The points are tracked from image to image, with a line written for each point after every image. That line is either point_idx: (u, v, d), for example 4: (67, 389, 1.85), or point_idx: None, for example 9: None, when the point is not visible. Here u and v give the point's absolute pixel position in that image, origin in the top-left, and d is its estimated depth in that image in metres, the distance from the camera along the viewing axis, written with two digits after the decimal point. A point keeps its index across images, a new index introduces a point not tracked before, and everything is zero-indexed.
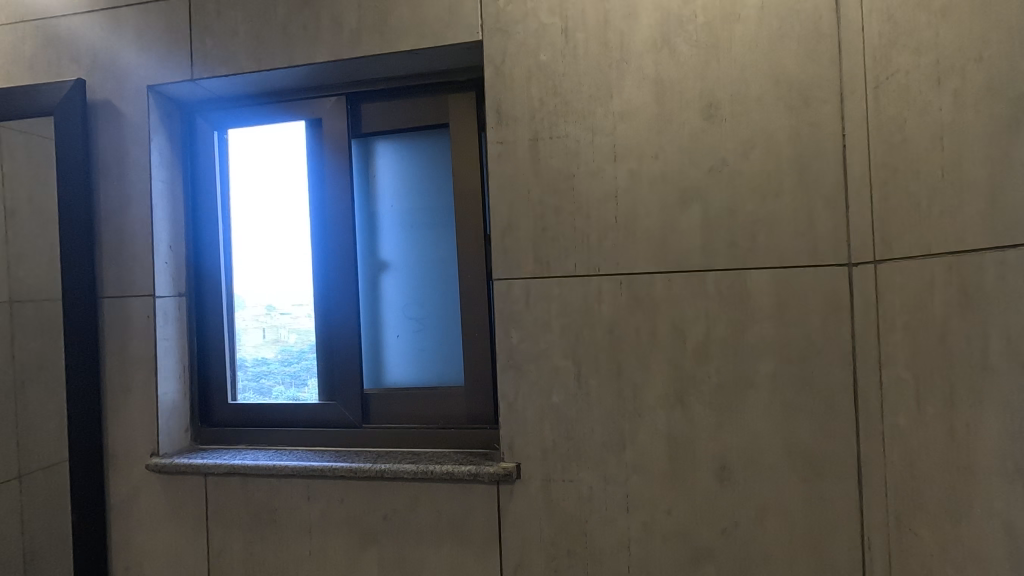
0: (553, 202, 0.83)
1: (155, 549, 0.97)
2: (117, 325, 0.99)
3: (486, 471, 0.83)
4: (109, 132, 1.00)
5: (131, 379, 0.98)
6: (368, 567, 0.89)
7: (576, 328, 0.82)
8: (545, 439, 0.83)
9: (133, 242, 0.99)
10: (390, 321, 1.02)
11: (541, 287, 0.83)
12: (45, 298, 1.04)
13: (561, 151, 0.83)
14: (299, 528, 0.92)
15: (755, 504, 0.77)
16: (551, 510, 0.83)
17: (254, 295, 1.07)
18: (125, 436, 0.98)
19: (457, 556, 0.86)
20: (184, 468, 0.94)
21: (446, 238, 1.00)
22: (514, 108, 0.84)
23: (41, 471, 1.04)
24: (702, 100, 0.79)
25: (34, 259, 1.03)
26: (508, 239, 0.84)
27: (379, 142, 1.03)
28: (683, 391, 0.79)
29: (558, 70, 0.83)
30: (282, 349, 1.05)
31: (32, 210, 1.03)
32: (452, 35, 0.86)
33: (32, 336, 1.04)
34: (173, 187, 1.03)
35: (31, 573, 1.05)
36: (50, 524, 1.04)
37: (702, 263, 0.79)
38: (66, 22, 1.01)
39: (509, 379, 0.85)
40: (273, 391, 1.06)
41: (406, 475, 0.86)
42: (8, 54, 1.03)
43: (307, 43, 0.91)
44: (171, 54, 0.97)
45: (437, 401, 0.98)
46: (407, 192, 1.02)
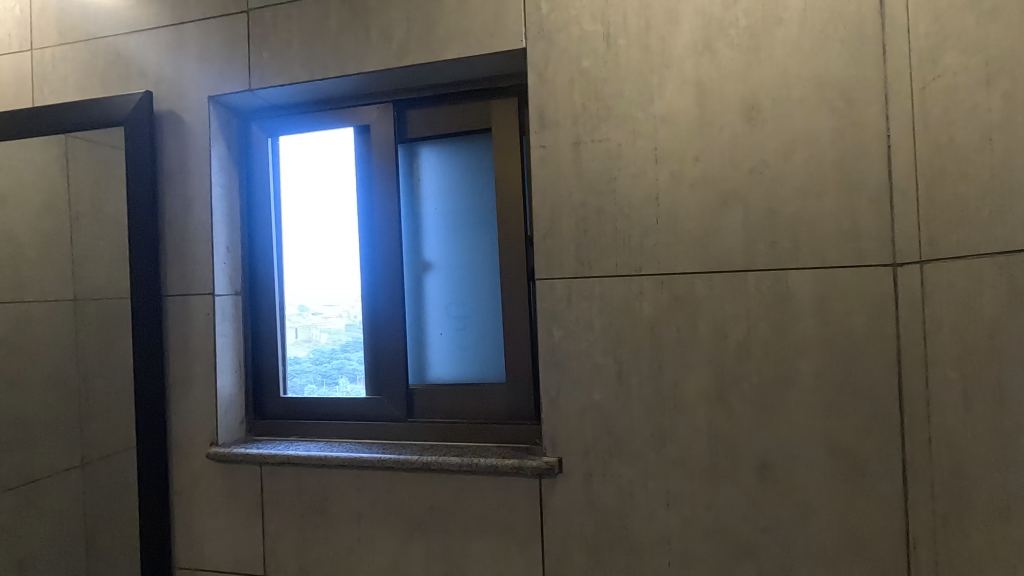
0: (595, 204, 0.85)
1: (214, 533, 1.03)
2: (178, 322, 1.05)
3: (529, 465, 0.86)
4: (174, 139, 1.06)
5: (192, 372, 1.04)
6: (414, 555, 0.93)
7: (616, 326, 0.85)
8: (586, 435, 0.86)
9: (194, 243, 1.04)
10: (434, 319, 1.06)
11: (583, 286, 0.86)
12: (105, 296, 1.14)
13: (603, 155, 0.85)
14: (349, 517, 0.96)
15: (797, 502, 0.78)
16: (593, 503, 0.85)
17: (288, 295, 1.12)
18: (186, 426, 1.04)
19: (501, 547, 0.89)
20: (241, 458, 0.99)
21: (485, 239, 1.03)
22: (557, 114, 0.87)
23: (103, 459, 1.14)
24: (743, 102, 0.80)
25: (95, 261, 1.14)
26: (550, 240, 0.87)
27: (423, 147, 1.07)
28: (723, 389, 0.81)
29: (601, 75, 0.85)
30: (314, 349, 1.11)
31: (93, 216, 1.13)
32: (497, 43, 0.89)
33: (94, 332, 1.14)
34: (231, 192, 1.09)
35: (92, 552, 1.15)
36: (109, 508, 1.13)
37: (744, 263, 0.80)
38: (134, 39, 1.08)
39: (551, 375, 0.87)
40: (304, 390, 1.11)
41: (452, 467, 0.89)
42: (81, 69, 1.11)
43: (358, 53, 0.96)
44: (230, 66, 1.02)
45: (477, 397, 1.02)
46: (450, 195, 1.05)
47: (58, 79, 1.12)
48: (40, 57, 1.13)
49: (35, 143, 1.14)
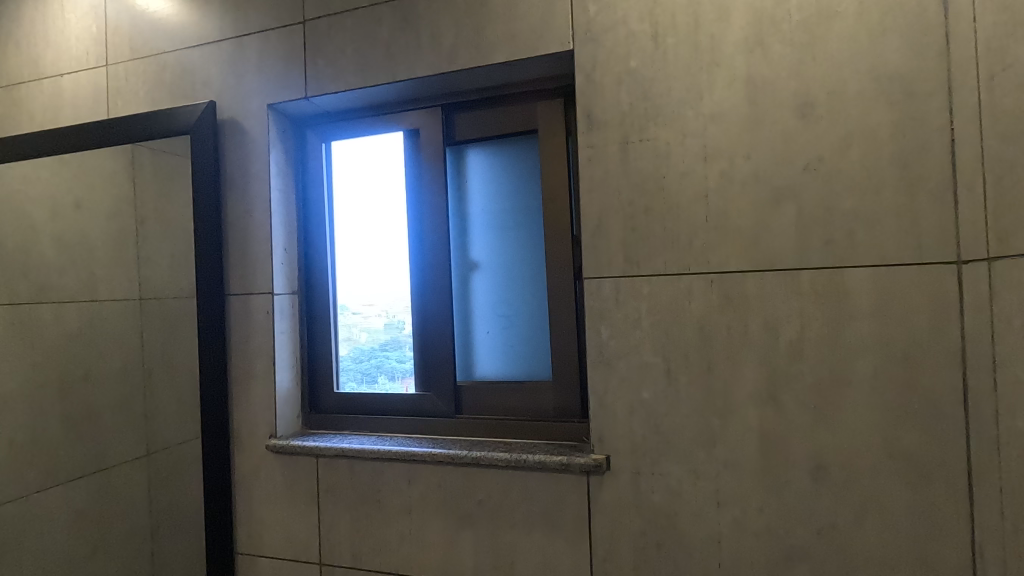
0: (643, 203, 0.86)
1: (272, 522, 1.08)
2: (240, 319, 1.10)
3: (577, 462, 0.87)
4: (236, 145, 1.11)
5: (252, 367, 1.09)
6: (463, 549, 0.95)
7: (665, 325, 0.85)
8: (634, 433, 0.86)
9: (254, 245, 1.09)
10: (481, 318, 1.08)
11: (631, 285, 0.86)
12: (167, 296, 1.21)
13: (651, 154, 0.85)
14: (400, 509, 0.99)
15: (852, 505, 0.77)
16: (640, 501, 0.85)
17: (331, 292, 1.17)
18: (246, 419, 1.10)
19: (548, 543, 0.91)
20: (299, 450, 1.04)
21: (531, 239, 1.05)
22: (604, 114, 0.87)
23: (164, 450, 1.22)
24: (796, 98, 0.79)
25: (158, 263, 1.22)
26: (598, 239, 0.88)
27: (470, 150, 1.10)
28: (775, 389, 0.80)
29: (648, 75, 0.85)
30: (354, 347, 1.16)
31: (157, 221, 1.21)
32: (545, 45, 0.91)
33: (158, 330, 1.23)
34: (288, 195, 1.14)
35: (155, 538, 1.23)
36: (170, 496, 1.21)
37: (797, 262, 0.79)
38: (199, 51, 1.14)
39: (599, 373, 0.88)
40: (345, 386, 1.16)
41: (500, 462, 0.91)
42: (150, 82, 1.18)
43: (409, 59, 0.99)
44: (287, 74, 1.07)
45: (524, 394, 1.04)
46: (497, 195, 1.07)
47: (131, 92, 1.19)
48: (115, 71, 1.21)
49: (108, 152, 1.22)
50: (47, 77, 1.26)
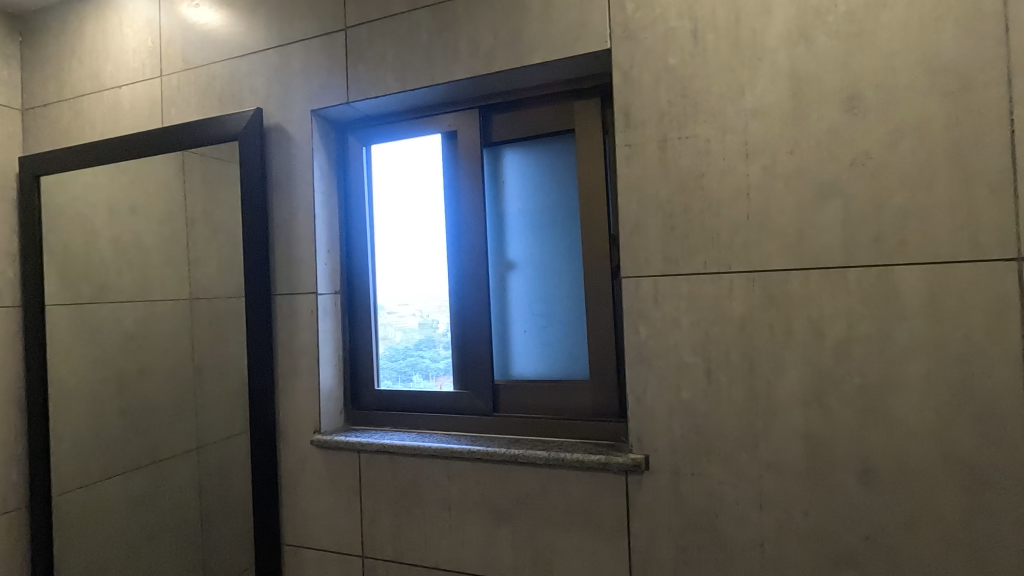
0: (682, 201, 0.85)
1: (317, 514, 1.12)
2: (285, 318, 1.14)
3: (615, 462, 0.87)
4: (281, 150, 1.15)
5: (297, 365, 1.13)
6: (502, 545, 0.97)
7: (705, 325, 0.84)
8: (674, 433, 0.85)
9: (299, 246, 1.13)
10: (518, 317, 1.09)
11: (670, 284, 0.86)
12: (216, 296, 1.27)
13: (690, 152, 0.84)
14: (440, 504, 1.01)
15: (904, 511, 0.74)
16: (681, 502, 0.85)
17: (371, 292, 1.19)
18: (292, 415, 1.14)
19: (587, 541, 0.91)
20: (342, 445, 1.07)
21: (568, 238, 1.05)
22: (642, 112, 0.87)
23: (213, 444, 1.27)
24: (843, 92, 0.77)
25: (207, 265, 1.28)
26: (636, 238, 0.87)
27: (507, 150, 1.11)
28: (821, 390, 0.78)
29: (688, 71, 0.84)
30: (389, 346, 1.19)
31: (207, 224, 1.27)
32: (582, 45, 0.91)
33: (207, 328, 1.28)
34: (330, 198, 1.17)
35: (205, 527, 1.28)
36: (219, 488, 1.26)
37: (844, 259, 0.77)
38: (246, 60, 1.18)
39: (637, 373, 0.88)
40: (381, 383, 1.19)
41: (539, 460, 0.92)
42: (201, 91, 1.23)
43: (447, 62, 1.00)
44: (330, 81, 1.10)
45: (562, 393, 1.04)
46: (534, 195, 1.08)
47: (183, 101, 1.25)
48: (168, 82, 1.27)
49: (161, 160, 1.28)
50: (107, 90, 1.33)
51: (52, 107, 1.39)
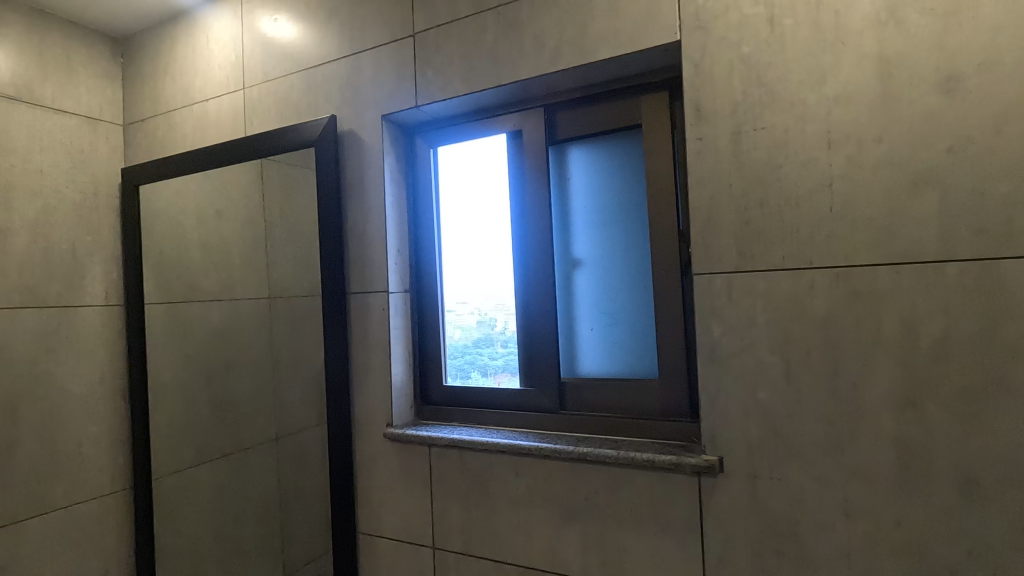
0: (758, 195, 0.82)
1: (389, 505, 1.16)
2: (358, 316, 1.19)
3: (688, 462, 0.85)
4: (354, 155, 1.20)
5: (370, 361, 1.18)
6: (570, 543, 0.97)
7: (784, 323, 0.80)
8: (750, 435, 0.82)
9: (371, 246, 1.18)
10: (584, 315, 1.09)
11: (745, 280, 0.83)
12: (292, 295, 1.34)
13: (766, 143, 0.81)
14: (508, 500, 1.03)
15: (1012, 525, 0.68)
16: (758, 507, 0.82)
17: (437, 290, 1.23)
18: (366, 408, 1.18)
19: (658, 542, 0.89)
20: (413, 439, 1.10)
21: (635, 235, 1.04)
22: (715, 104, 0.84)
23: (290, 434, 1.35)
24: (938, 74, 0.71)
25: (284, 265, 1.35)
26: (708, 234, 0.85)
27: (572, 148, 1.11)
28: (914, 393, 0.73)
29: (764, 60, 0.81)
30: (448, 344, 1.23)
31: (284, 227, 1.35)
32: (651, 39, 0.89)
33: (285, 326, 1.36)
34: (400, 200, 1.21)
35: (284, 513, 1.36)
36: (296, 477, 1.34)
37: (939, 253, 0.72)
38: (321, 70, 1.24)
39: (710, 372, 0.85)
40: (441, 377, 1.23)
41: (608, 459, 0.91)
42: (279, 101, 1.30)
43: (513, 62, 1.01)
44: (399, 86, 1.14)
45: (630, 391, 1.03)
46: (600, 192, 1.08)
47: (263, 111, 1.32)
48: (250, 93, 1.34)
49: (243, 167, 1.37)
50: (196, 103, 1.43)
51: (149, 122, 1.51)
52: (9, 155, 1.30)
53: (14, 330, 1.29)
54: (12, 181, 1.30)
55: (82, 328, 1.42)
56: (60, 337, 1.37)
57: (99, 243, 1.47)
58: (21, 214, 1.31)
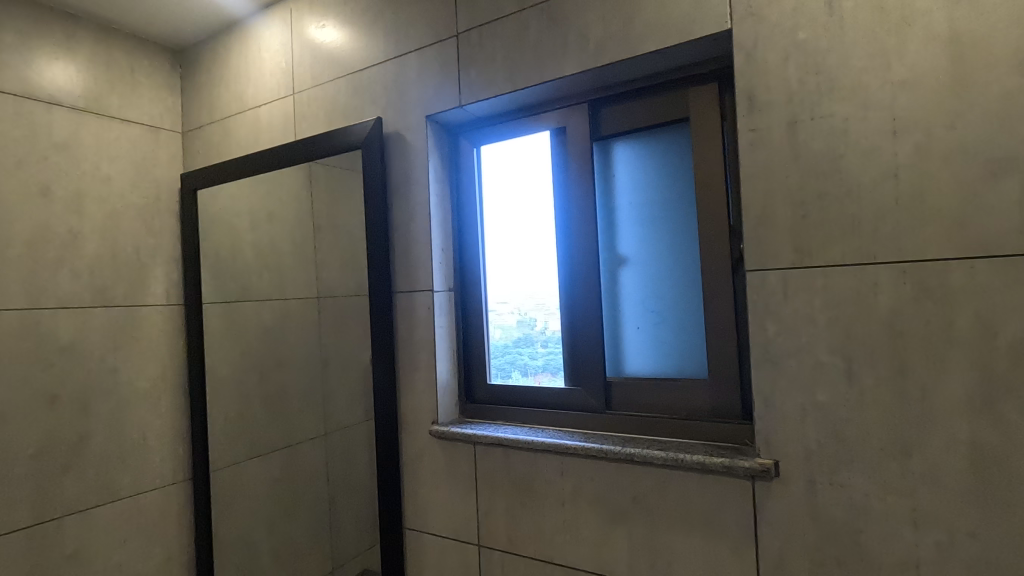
0: (816, 187, 0.78)
1: (435, 502, 1.17)
2: (404, 314, 1.21)
3: (741, 465, 0.82)
4: (399, 156, 1.22)
5: (416, 359, 1.19)
6: (618, 545, 0.95)
7: (845, 321, 0.76)
8: (808, 438, 0.79)
9: (416, 246, 1.19)
10: (630, 313, 1.07)
11: (803, 276, 0.79)
12: (338, 295, 1.38)
13: (825, 132, 0.77)
14: (554, 499, 1.02)
15: None
16: (817, 513, 0.78)
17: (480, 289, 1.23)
18: (412, 406, 1.20)
19: (709, 547, 0.87)
20: (458, 436, 1.11)
21: (683, 231, 1.02)
22: (769, 93, 0.81)
23: (339, 430, 1.38)
24: (1018, 53, 0.67)
25: (330, 265, 1.39)
26: (762, 229, 0.82)
27: (617, 144, 1.09)
28: (992, 396, 0.68)
29: (822, 45, 0.77)
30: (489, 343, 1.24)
31: (331, 229, 1.38)
32: (700, 28, 0.87)
33: (331, 325, 1.40)
34: (444, 199, 1.22)
35: (332, 507, 1.40)
36: (344, 471, 1.37)
37: (1021, 246, 0.67)
38: (367, 73, 1.26)
39: (765, 373, 0.82)
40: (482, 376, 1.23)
41: (656, 460, 0.89)
42: (327, 105, 1.33)
43: (557, 59, 1.00)
44: (443, 86, 1.15)
45: (678, 391, 1.00)
46: (646, 188, 1.06)
47: (312, 115, 1.36)
48: (299, 98, 1.38)
49: (292, 170, 1.41)
50: (249, 109, 1.48)
51: (206, 129, 1.57)
52: (80, 163, 1.38)
53: (84, 328, 1.37)
54: (83, 187, 1.38)
55: (146, 326, 1.50)
56: (126, 334, 1.45)
57: (161, 245, 1.55)
58: (91, 219, 1.39)
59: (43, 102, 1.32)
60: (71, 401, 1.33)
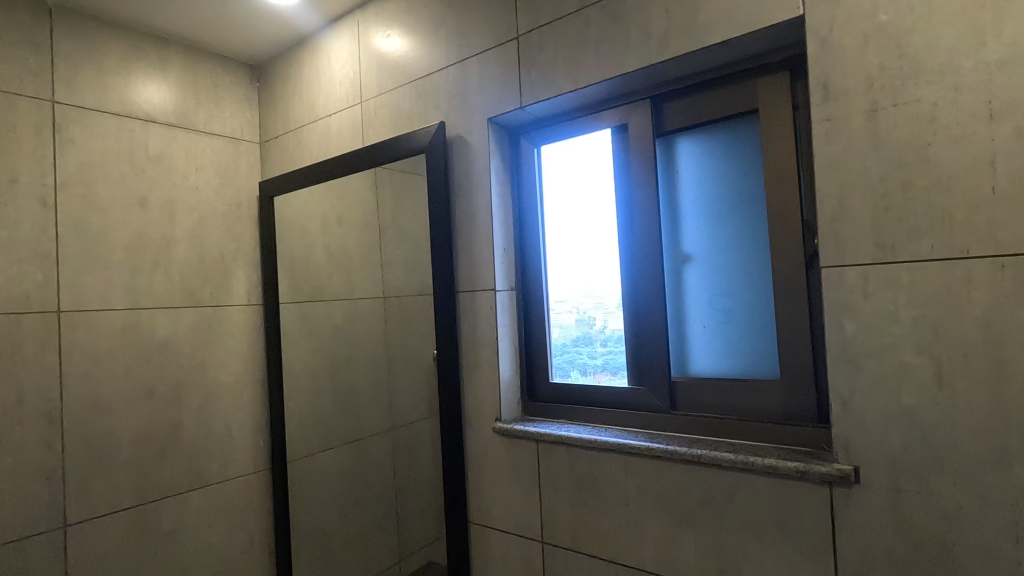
0: (900, 177, 0.74)
1: (499, 498, 1.19)
2: (468, 313, 1.23)
3: (817, 471, 0.78)
4: (462, 159, 1.24)
5: (479, 357, 1.21)
6: (684, 548, 0.94)
7: (933, 320, 0.72)
8: (892, 443, 0.74)
9: (479, 246, 1.21)
10: (696, 312, 1.05)
11: (885, 272, 0.75)
12: (405, 295, 1.44)
13: (910, 119, 0.73)
14: (618, 499, 1.01)
15: None
16: (902, 523, 0.74)
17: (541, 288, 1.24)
18: (476, 403, 1.22)
19: (782, 554, 0.84)
20: (521, 434, 1.12)
21: (752, 227, 0.98)
22: (846, 80, 0.77)
23: (405, 426, 1.47)
24: None
25: (395, 265, 1.47)
26: (839, 223, 0.78)
27: (681, 139, 1.07)
28: None
29: (906, 26, 0.73)
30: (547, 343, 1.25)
31: (395, 233, 1.46)
32: (770, 16, 0.84)
33: (398, 323, 1.48)
34: (506, 200, 1.24)
35: (398, 500, 1.48)
36: (409, 466, 1.44)
37: None
38: (431, 79, 1.30)
39: (843, 374, 0.78)
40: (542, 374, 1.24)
41: (725, 463, 0.87)
42: (392, 111, 1.38)
43: (619, 55, 1.00)
44: (505, 88, 1.16)
45: (747, 392, 0.97)
46: (712, 183, 1.03)
47: (378, 122, 1.41)
48: (366, 106, 1.44)
49: (360, 176, 1.47)
50: (320, 119, 1.56)
51: (281, 139, 1.67)
52: (172, 175, 1.50)
53: (177, 326, 1.49)
54: (175, 197, 1.50)
55: (230, 325, 1.61)
56: (212, 332, 1.56)
57: (242, 250, 1.66)
58: (182, 226, 1.51)
59: (140, 120, 1.45)
60: (165, 394, 1.45)
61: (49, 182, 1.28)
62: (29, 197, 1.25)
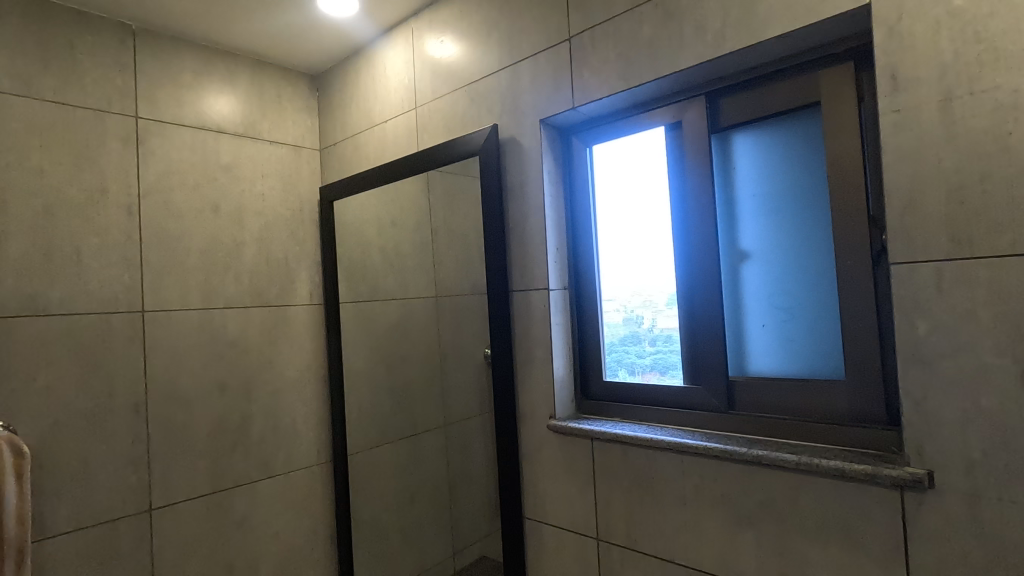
0: (977, 169, 0.71)
1: (554, 494, 1.20)
2: (522, 312, 1.25)
3: (886, 474, 0.75)
4: (514, 160, 1.27)
5: (533, 354, 1.23)
6: (745, 550, 0.92)
7: (1016, 318, 0.68)
8: (970, 447, 0.71)
9: (531, 246, 1.23)
10: (754, 310, 1.03)
11: (961, 268, 0.72)
12: (457, 295, 1.45)
13: (988, 108, 0.70)
14: (675, 498, 1.01)
15: None
16: (983, 531, 0.70)
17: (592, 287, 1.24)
18: (530, 401, 1.24)
19: (849, 559, 0.81)
20: (575, 432, 1.13)
21: (813, 223, 0.96)
22: (916, 69, 0.74)
23: (457, 424, 1.47)
24: None
25: (445, 265, 1.48)
26: (909, 218, 0.75)
27: (737, 135, 1.05)
28: None
29: (982, 11, 0.70)
30: None
31: (446, 233, 1.47)
32: (833, 6, 0.81)
33: (449, 325, 1.49)
34: (558, 200, 1.25)
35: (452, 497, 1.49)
36: (462, 463, 1.45)
37: None
38: (483, 83, 1.33)
39: (915, 374, 0.75)
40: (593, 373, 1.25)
41: (787, 464, 0.85)
42: (446, 116, 1.42)
43: (673, 53, 0.99)
44: (557, 89, 1.18)
45: (808, 393, 0.95)
46: (770, 179, 1.01)
47: (432, 126, 1.45)
48: (421, 111, 1.49)
49: (414, 180, 1.52)
50: (377, 125, 1.62)
51: (340, 145, 1.74)
52: (241, 182, 1.60)
53: (246, 325, 1.58)
54: (243, 203, 1.60)
55: (294, 324, 1.69)
56: (278, 331, 1.65)
57: (305, 252, 1.74)
58: (250, 230, 1.60)
59: (212, 131, 1.55)
60: (237, 388, 1.54)
61: (134, 192, 1.39)
62: (117, 207, 1.36)
